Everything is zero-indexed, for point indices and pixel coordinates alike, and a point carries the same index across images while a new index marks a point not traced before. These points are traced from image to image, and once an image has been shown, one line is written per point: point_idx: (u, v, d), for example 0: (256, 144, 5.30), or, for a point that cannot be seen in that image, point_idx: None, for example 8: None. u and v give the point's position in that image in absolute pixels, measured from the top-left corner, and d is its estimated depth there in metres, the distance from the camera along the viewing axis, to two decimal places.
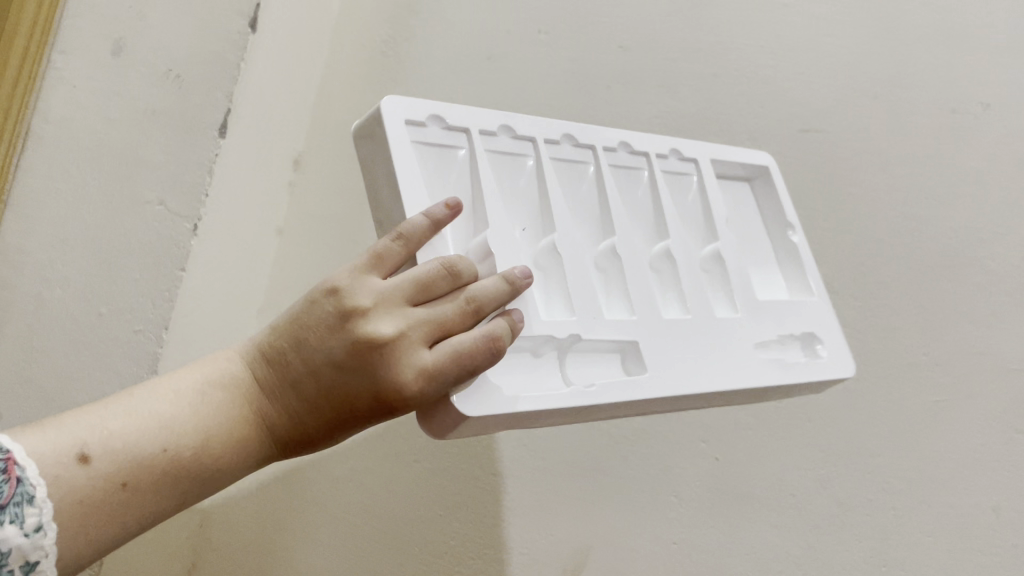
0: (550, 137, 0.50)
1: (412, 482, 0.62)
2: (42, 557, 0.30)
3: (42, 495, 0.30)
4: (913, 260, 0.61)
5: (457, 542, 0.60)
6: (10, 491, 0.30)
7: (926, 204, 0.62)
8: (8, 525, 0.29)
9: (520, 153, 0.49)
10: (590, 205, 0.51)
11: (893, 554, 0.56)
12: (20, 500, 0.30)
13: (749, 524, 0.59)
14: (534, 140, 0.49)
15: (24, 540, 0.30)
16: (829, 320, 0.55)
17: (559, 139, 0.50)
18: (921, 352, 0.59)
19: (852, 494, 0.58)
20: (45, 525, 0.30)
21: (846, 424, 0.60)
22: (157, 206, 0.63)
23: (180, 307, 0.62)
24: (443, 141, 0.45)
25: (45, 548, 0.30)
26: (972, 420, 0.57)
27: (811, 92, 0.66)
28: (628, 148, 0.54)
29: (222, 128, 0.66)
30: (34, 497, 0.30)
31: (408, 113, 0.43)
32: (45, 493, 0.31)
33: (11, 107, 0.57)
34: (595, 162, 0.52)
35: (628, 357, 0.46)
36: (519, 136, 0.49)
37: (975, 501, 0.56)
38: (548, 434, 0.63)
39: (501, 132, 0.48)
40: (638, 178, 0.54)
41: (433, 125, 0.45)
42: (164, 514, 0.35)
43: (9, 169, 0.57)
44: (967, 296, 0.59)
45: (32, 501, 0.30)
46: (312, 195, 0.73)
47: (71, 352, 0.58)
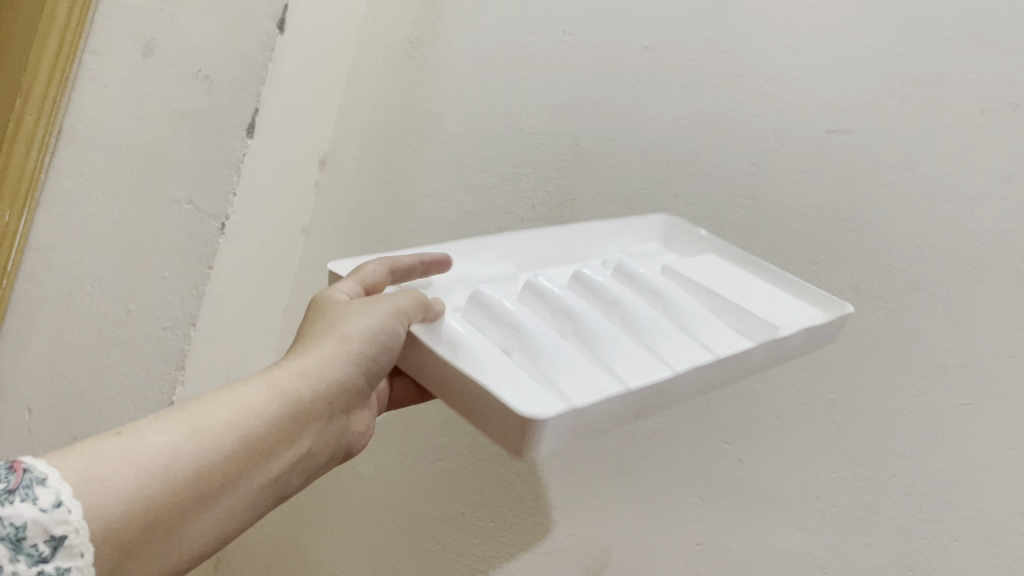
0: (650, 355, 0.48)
1: (429, 481, 0.68)
2: (67, 530, 0.28)
3: (52, 478, 0.29)
4: (945, 261, 0.59)
5: (478, 540, 0.65)
6: (18, 478, 0.28)
7: (958, 206, 0.60)
8: (21, 504, 0.27)
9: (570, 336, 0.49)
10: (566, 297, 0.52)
11: (920, 557, 0.56)
12: (30, 483, 0.28)
13: (775, 526, 0.60)
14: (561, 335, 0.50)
15: (42, 516, 0.27)
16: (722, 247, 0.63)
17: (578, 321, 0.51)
18: (950, 355, 0.58)
19: (878, 497, 0.58)
20: (63, 501, 0.28)
21: (872, 428, 0.59)
22: (185, 205, 0.61)
23: (208, 305, 0.60)
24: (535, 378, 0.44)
25: (70, 521, 0.28)
26: (1003, 424, 0.56)
27: (839, 92, 0.64)
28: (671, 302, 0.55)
29: (251, 129, 0.60)
30: (46, 480, 0.28)
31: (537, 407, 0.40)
32: (54, 475, 0.29)
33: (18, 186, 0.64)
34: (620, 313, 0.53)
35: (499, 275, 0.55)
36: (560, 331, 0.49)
37: (1004, 507, 0.55)
38: None
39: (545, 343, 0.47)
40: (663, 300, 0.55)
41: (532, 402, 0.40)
42: (189, 482, 0.32)
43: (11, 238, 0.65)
44: (996, 297, 0.57)
45: (43, 483, 0.28)
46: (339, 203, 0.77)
47: (105, 348, 0.62)
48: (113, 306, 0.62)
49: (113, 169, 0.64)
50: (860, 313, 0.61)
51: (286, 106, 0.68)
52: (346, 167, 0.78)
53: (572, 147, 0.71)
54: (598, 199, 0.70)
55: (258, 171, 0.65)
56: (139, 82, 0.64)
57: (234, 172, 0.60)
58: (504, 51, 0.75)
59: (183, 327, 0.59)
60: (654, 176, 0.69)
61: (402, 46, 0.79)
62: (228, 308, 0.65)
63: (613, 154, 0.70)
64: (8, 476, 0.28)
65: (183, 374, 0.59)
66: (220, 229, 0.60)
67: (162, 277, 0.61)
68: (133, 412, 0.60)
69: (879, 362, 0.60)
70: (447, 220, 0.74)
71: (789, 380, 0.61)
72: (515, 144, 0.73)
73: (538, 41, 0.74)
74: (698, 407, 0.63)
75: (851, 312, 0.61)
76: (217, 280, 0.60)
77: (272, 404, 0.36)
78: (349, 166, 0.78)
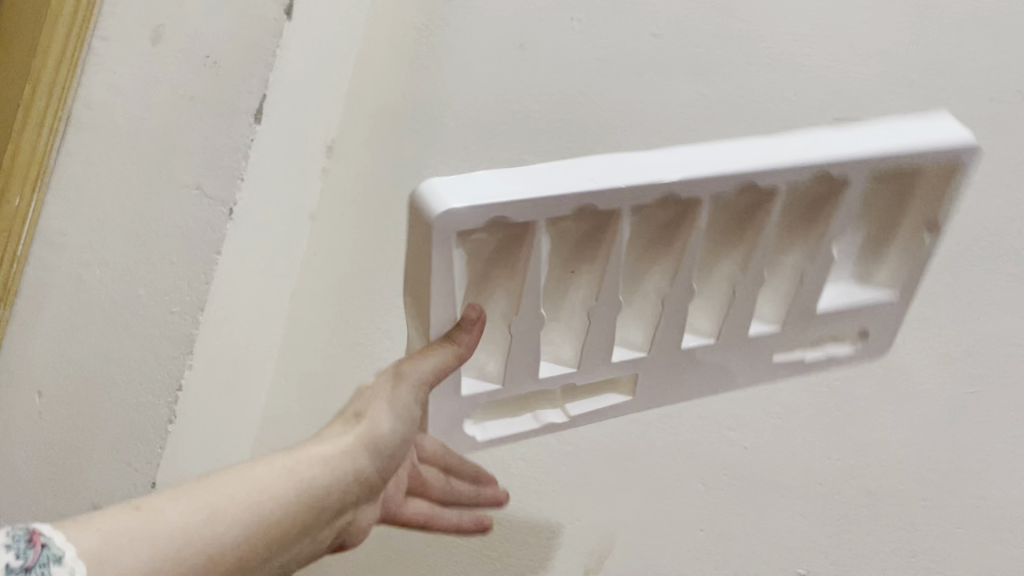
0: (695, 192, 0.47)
1: None
2: None
3: (70, 556, 0.33)
4: (952, 252, 0.59)
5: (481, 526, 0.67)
6: (37, 553, 0.33)
7: (965, 195, 0.60)
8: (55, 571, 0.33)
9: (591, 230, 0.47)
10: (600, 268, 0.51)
11: (922, 544, 0.57)
12: (47, 560, 0.33)
13: (778, 513, 0.60)
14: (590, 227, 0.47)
15: None
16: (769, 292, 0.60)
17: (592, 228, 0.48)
18: (956, 344, 0.58)
19: (883, 485, 0.58)
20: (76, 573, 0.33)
21: (876, 418, 0.59)
22: (193, 191, 0.62)
23: (218, 288, 0.61)
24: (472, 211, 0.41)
25: None
26: (1005, 415, 0.56)
27: (846, 80, 0.64)
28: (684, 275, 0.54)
29: (259, 115, 0.60)
30: (62, 557, 0.33)
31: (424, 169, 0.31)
32: (73, 556, 0.33)
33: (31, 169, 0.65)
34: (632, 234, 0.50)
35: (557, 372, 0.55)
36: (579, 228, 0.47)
37: (1008, 495, 0.56)
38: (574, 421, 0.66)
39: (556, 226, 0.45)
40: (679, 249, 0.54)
41: None
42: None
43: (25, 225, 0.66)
44: (1002, 286, 0.58)
45: (59, 561, 0.33)
46: (346, 190, 0.77)
47: (114, 334, 0.63)
48: (123, 293, 0.63)
49: (122, 157, 0.64)
50: None
51: (297, 91, 0.69)
52: (353, 155, 0.78)
53: (578, 134, 0.72)
54: None
55: (267, 157, 0.65)
56: (148, 67, 0.64)
57: (243, 158, 0.60)
58: (510, 37, 0.75)
59: (191, 312, 0.60)
60: None
61: (409, 29, 0.78)
62: (234, 291, 0.65)
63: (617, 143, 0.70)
64: (29, 552, 0.33)
65: (191, 359, 0.60)
66: (228, 215, 0.60)
67: (171, 261, 0.61)
68: (143, 394, 0.61)
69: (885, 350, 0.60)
70: None
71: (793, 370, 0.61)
72: (519, 131, 0.73)
73: (545, 27, 0.74)
74: (700, 395, 0.63)
75: None
76: (226, 265, 0.61)
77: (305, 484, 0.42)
78: (357, 154, 0.78)
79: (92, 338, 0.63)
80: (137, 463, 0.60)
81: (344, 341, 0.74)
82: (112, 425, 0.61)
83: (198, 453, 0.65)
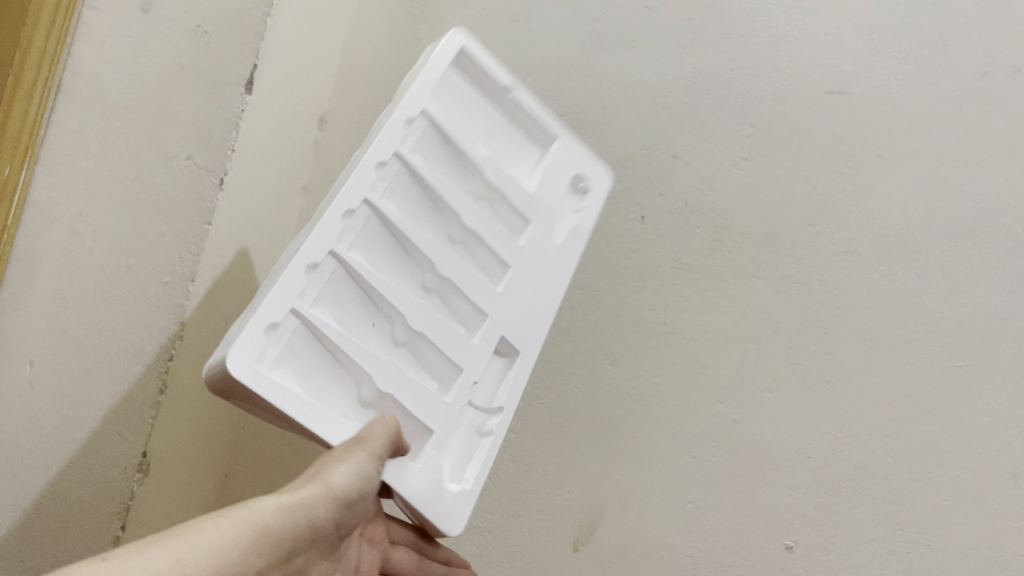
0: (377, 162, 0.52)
1: None
2: None
3: None
4: (941, 226, 0.60)
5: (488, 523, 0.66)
6: None
7: (955, 169, 0.60)
8: None
9: (358, 228, 0.52)
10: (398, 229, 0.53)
11: (909, 517, 0.57)
12: None
13: (767, 486, 0.60)
14: (366, 201, 0.51)
15: None
16: (578, 161, 0.61)
17: (356, 208, 0.51)
18: (944, 318, 0.58)
19: (871, 457, 0.58)
20: None
21: (865, 391, 0.59)
22: (184, 161, 0.63)
23: (207, 258, 0.62)
24: (282, 343, 0.48)
25: None
26: (991, 387, 0.57)
27: (839, 52, 0.65)
28: (386, 167, 0.53)
29: (249, 85, 0.63)
30: None
31: (249, 358, 0.45)
32: None
33: (21, 135, 0.62)
34: (399, 163, 0.53)
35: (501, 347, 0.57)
36: (354, 212, 0.51)
37: (993, 467, 0.56)
38: (563, 394, 0.67)
39: (323, 261, 0.50)
40: (415, 167, 0.54)
41: (269, 335, 0.47)
42: None
43: (9, 196, 0.62)
44: (991, 261, 0.58)
45: None
46: (337, 162, 0.76)
47: (103, 304, 0.62)
48: (112, 263, 0.62)
49: (109, 125, 0.63)
50: (857, 275, 0.61)
51: (285, 61, 0.68)
52: (347, 124, 0.77)
53: (572, 108, 0.71)
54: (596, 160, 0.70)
55: (254, 125, 0.65)
56: (138, 36, 0.63)
57: (233, 128, 0.62)
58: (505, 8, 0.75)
59: (182, 282, 0.61)
60: (654, 137, 0.68)
61: (405, 5, 0.79)
62: (224, 266, 0.65)
63: (609, 115, 0.70)
64: None
65: (182, 330, 0.61)
66: (219, 184, 0.62)
67: (161, 233, 0.62)
68: (135, 365, 0.61)
69: (873, 323, 0.60)
70: None
71: (781, 344, 0.62)
72: None
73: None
74: (691, 370, 0.64)
75: (847, 276, 0.61)
76: (215, 236, 0.62)
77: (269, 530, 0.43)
78: (350, 123, 0.77)
79: (80, 309, 0.62)
80: (129, 434, 0.60)
81: None
82: (103, 396, 0.61)
83: (190, 425, 0.65)
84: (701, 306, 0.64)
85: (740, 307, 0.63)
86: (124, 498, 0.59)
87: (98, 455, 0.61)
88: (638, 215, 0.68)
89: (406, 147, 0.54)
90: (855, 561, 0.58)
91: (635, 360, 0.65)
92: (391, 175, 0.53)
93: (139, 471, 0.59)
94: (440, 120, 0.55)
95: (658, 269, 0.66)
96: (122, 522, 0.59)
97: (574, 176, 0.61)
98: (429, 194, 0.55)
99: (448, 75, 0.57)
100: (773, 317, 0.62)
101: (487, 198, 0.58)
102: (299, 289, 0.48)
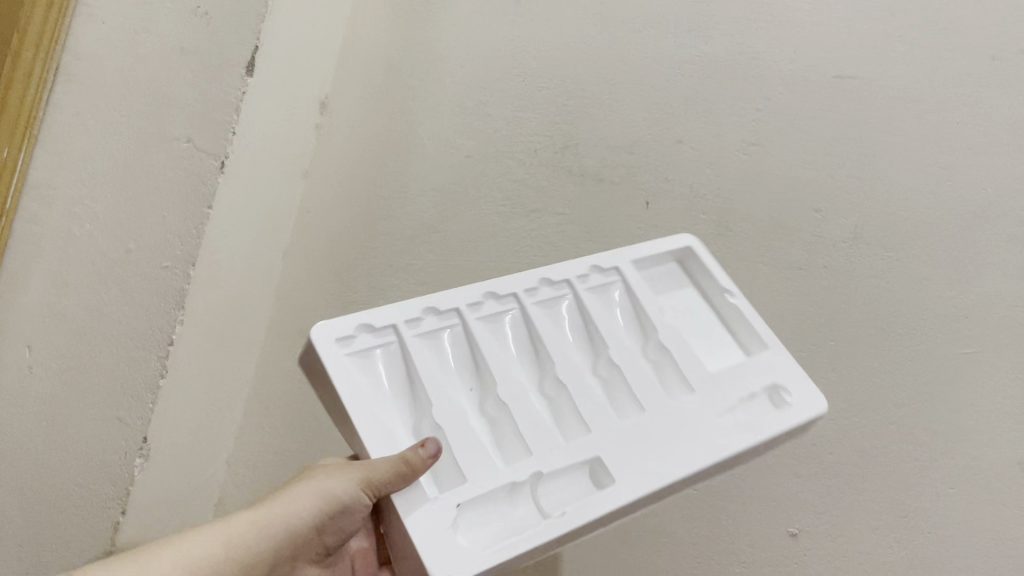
0: (469, 297, 0.50)
1: None
2: None
3: None
4: (950, 211, 0.59)
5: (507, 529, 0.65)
6: None
7: (964, 154, 0.59)
8: None
9: (507, 311, 0.52)
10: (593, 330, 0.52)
11: (915, 505, 0.56)
12: None
13: (771, 472, 0.60)
14: (517, 295, 0.52)
15: None
16: (794, 371, 0.51)
17: (480, 298, 0.51)
18: (951, 305, 0.58)
19: (877, 444, 0.58)
20: None
21: (871, 376, 0.59)
22: (184, 143, 0.62)
23: (208, 245, 0.61)
24: (376, 345, 0.47)
25: None
26: (1000, 374, 0.56)
27: (846, 37, 0.64)
28: (549, 282, 0.53)
29: (250, 66, 0.61)
30: None
31: (337, 334, 0.45)
32: None
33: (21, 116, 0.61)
34: (571, 295, 0.54)
35: (596, 470, 0.45)
36: (503, 297, 0.51)
37: (1000, 456, 0.55)
38: None
39: (425, 313, 0.49)
40: (613, 293, 0.55)
41: (362, 333, 0.46)
42: None
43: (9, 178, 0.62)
44: (1000, 248, 0.57)
45: None
46: (340, 148, 0.76)
47: (103, 288, 0.62)
48: (111, 247, 0.62)
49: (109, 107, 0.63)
50: (862, 260, 0.61)
51: (290, 38, 0.67)
52: (348, 112, 0.76)
53: (575, 91, 0.71)
54: (600, 144, 0.69)
55: (257, 104, 0.64)
56: (139, 18, 0.64)
57: (234, 111, 0.61)
58: None
59: (182, 268, 0.60)
60: (658, 121, 0.68)
61: None
62: (223, 252, 0.64)
63: (614, 99, 0.69)
64: None
65: (182, 314, 0.59)
66: (219, 168, 0.60)
67: (162, 217, 0.61)
68: (134, 347, 0.60)
69: (879, 310, 0.60)
70: (448, 166, 0.73)
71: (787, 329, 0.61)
72: (517, 88, 0.72)
73: None
74: None
75: (853, 261, 0.61)
76: (216, 222, 0.61)
77: (228, 538, 0.42)
78: (352, 110, 0.76)
79: (80, 293, 0.62)
80: (128, 417, 0.59)
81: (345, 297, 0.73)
82: (101, 380, 0.61)
83: (190, 410, 0.64)
84: None
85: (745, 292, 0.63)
86: (125, 484, 0.59)
87: (97, 441, 0.60)
88: (642, 200, 0.67)
89: (501, 309, 0.51)
90: (860, 548, 0.57)
91: None
92: (502, 311, 0.51)
93: (140, 455, 0.59)
94: (583, 299, 0.53)
95: None
96: (123, 508, 0.58)
97: (776, 386, 0.51)
98: (580, 336, 0.53)
99: (670, 269, 0.59)
100: (779, 303, 0.62)
101: (656, 362, 0.52)
102: (409, 318, 0.48)
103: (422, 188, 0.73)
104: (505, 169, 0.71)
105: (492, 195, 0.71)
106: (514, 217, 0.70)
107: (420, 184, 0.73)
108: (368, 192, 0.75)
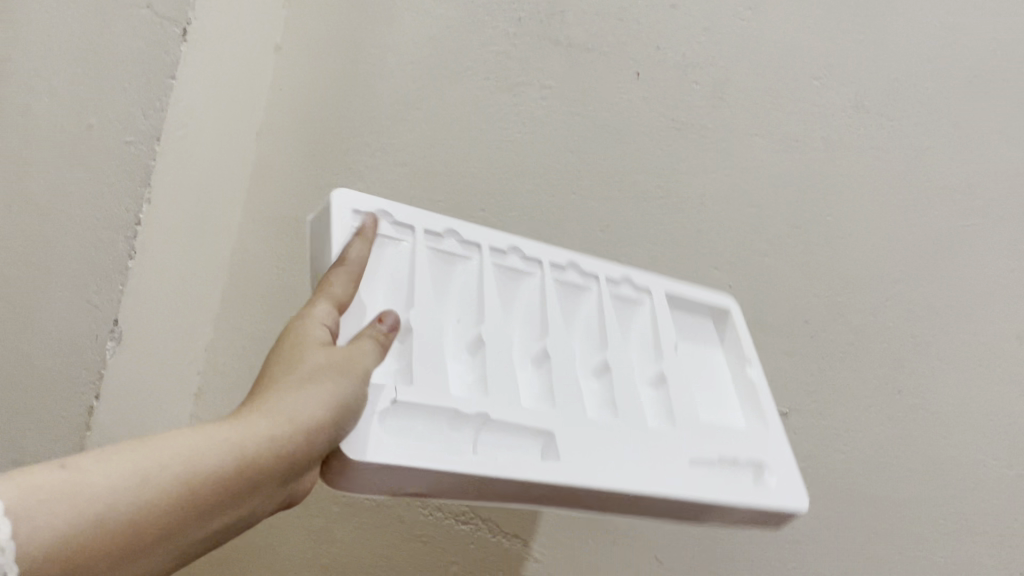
0: (557, 261, 0.51)
1: None
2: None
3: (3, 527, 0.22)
4: (954, 76, 0.57)
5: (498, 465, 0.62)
6: None
7: (967, 10, 0.57)
8: None
9: (583, 284, 0.52)
10: (566, 283, 0.51)
11: (906, 381, 0.55)
12: None
13: (764, 351, 0.58)
14: (597, 279, 0.52)
15: None
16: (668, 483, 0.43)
17: (564, 265, 0.51)
18: (952, 176, 0.56)
19: (870, 321, 0.56)
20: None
21: (867, 250, 0.57)
22: (145, 9, 0.58)
23: (173, 115, 0.58)
24: (460, 251, 0.47)
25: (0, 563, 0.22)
26: (998, 246, 0.55)
27: None
28: (632, 282, 0.53)
29: None
30: None
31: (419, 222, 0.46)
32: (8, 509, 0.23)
33: None
34: (649, 303, 0.54)
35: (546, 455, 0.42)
36: (583, 272, 0.51)
37: (992, 330, 0.55)
38: None
39: (510, 252, 0.49)
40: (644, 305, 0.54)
41: (449, 237, 0.47)
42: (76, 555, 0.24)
43: None
44: (997, 114, 0.56)
45: None
46: (309, 10, 0.72)
47: (57, 163, 0.58)
48: (66, 118, 0.58)
49: None
50: (865, 133, 0.58)
51: None
52: None
53: None
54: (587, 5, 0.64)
55: None
56: None
57: None
58: None
59: (146, 143, 0.57)
60: None
61: None
62: (190, 126, 0.60)
63: None
64: None
65: (148, 194, 0.57)
66: (182, 35, 0.58)
67: (120, 88, 0.58)
68: (101, 229, 0.58)
69: (879, 183, 0.57)
70: (426, 34, 0.67)
71: (782, 204, 0.59)
72: None
73: None
74: (686, 235, 0.61)
75: (855, 133, 0.58)
76: (181, 90, 0.58)
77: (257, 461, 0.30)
78: None
79: (22, 167, 0.59)
80: (97, 300, 0.58)
81: (311, 176, 0.69)
82: (62, 258, 0.58)
83: (165, 294, 0.62)
84: (700, 168, 0.61)
85: (734, 166, 0.60)
86: (96, 367, 0.58)
87: (65, 320, 0.59)
88: (632, 69, 0.63)
89: (582, 281, 0.51)
90: (848, 425, 0.56)
91: (631, 223, 0.62)
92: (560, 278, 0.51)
93: (110, 338, 0.57)
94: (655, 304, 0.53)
95: (655, 129, 0.62)
96: (97, 391, 0.58)
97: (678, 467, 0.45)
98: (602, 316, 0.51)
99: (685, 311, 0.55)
100: (774, 176, 0.60)
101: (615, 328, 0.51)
102: (504, 265, 0.49)
103: (400, 59, 0.67)
104: (484, 37, 0.66)
105: (472, 65, 0.66)
106: (496, 91, 0.65)
107: (395, 56, 0.68)
108: (337, 60, 0.70)
